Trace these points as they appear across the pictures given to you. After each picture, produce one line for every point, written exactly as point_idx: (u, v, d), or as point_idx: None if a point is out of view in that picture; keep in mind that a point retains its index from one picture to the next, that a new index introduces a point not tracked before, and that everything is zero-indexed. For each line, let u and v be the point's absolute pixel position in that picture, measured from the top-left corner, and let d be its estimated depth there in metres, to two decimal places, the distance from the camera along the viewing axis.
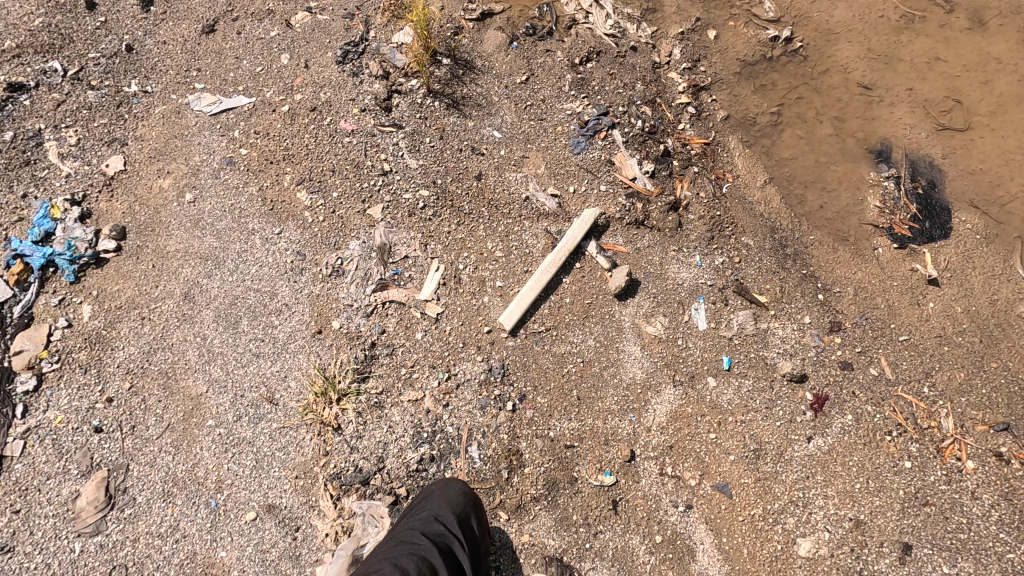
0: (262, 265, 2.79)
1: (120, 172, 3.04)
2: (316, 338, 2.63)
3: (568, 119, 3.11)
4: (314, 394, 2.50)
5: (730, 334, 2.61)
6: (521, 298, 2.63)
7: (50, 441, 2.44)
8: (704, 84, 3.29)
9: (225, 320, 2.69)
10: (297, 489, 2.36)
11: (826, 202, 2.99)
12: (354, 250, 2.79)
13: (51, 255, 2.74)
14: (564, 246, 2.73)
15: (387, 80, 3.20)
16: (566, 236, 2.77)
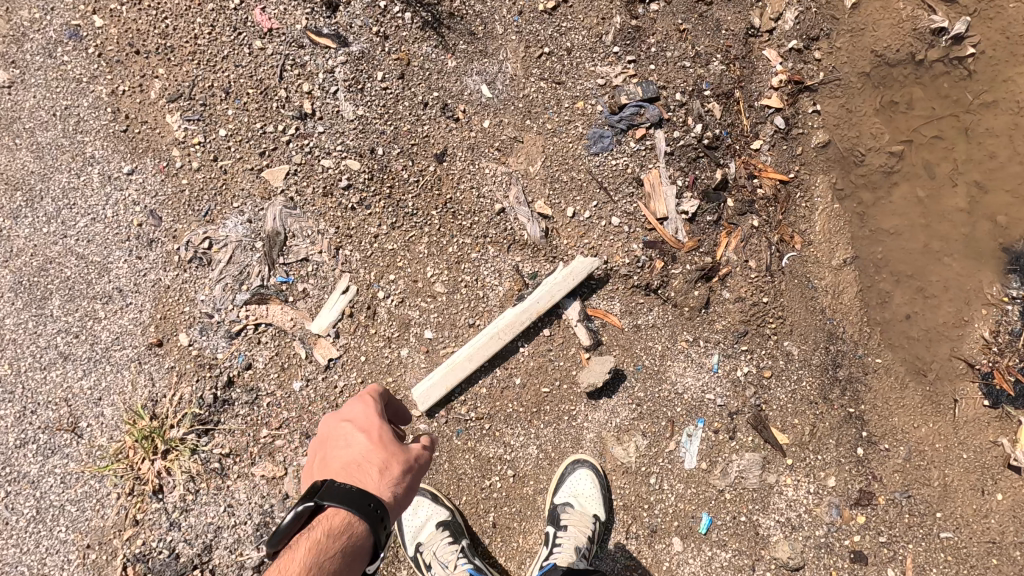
0: (94, 221, 1.89)
1: None
2: (152, 353, 1.84)
3: (596, 93, 2.04)
4: (132, 437, 1.78)
5: (721, 485, 1.88)
6: (449, 370, 1.83)
7: None
8: (812, 82, 2.15)
9: (27, 295, 1.85)
10: (86, 563, 1.74)
11: (915, 312, 2.09)
12: (232, 231, 1.89)
13: None
14: (532, 307, 1.87)
15: None
16: (539, 290, 1.89)
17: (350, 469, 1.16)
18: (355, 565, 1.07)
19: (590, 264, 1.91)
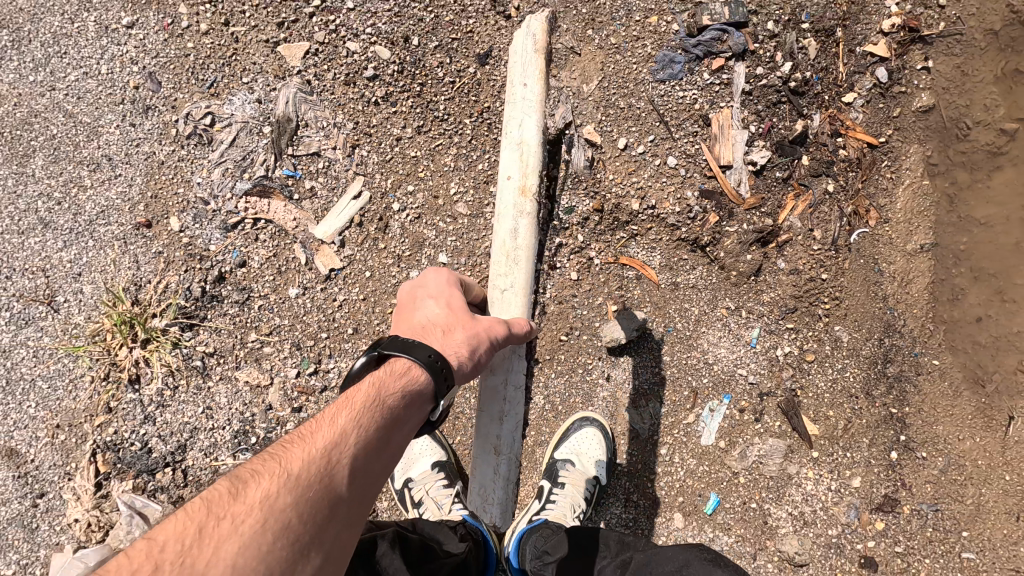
0: (88, 77, 1.68)
1: None
2: (139, 234, 1.67)
3: (672, 9, 1.75)
4: (111, 321, 1.64)
5: (737, 467, 1.72)
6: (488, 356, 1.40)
7: None
8: (929, 31, 1.82)
9: (9, 148, 1.68)
10: (54, 444, 1.65)
11: (987, 317, 1.84)
12: (240, 110, 1.68)
13: None
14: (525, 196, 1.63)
15: None
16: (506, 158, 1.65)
17: (423, 331, 1.15)
18: (406, 403, 0.99)
19: (534, 41, 1.68)
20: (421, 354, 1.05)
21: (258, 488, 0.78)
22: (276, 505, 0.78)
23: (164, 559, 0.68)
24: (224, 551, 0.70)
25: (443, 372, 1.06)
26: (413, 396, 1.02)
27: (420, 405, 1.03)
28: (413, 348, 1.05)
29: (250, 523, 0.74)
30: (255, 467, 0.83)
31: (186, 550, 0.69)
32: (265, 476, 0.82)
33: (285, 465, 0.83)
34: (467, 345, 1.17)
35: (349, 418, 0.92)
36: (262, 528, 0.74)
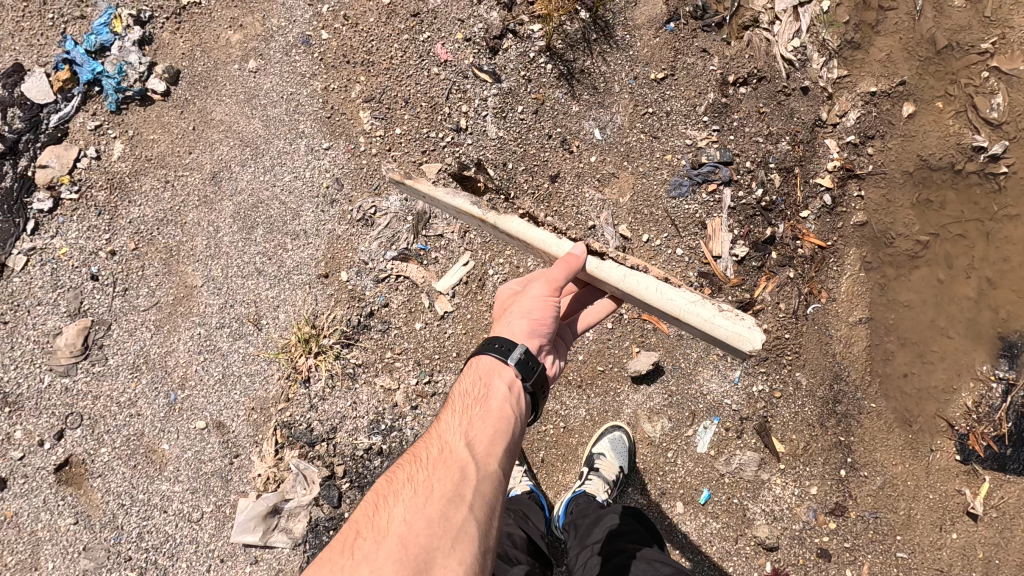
0: (296, 178, 2.57)
1: (193, 3, 2.70)
2: (319, 281, 2.49)
3: (682, 150, 2.61)
4: (296, 338, 2.43)
5: (723, 470, 2.41)
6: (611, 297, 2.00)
7: (50, 269, 2.49)
8: (861, 171, 2.66)
9: (241, 221, 2.55)
10: (249, 420, 2.41)
11: (911, 373, 2.53)
12: (393, 204, 2.53)
13: (100, 75, 2.61)
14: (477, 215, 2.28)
15: (507, 10, 2.68)
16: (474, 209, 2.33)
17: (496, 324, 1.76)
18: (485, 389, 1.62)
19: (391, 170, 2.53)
20: (485, 350, 1.68)
21: (406, 477, 1.43)
22: (418, 480, 1.40)
23: (366, 524, 1.32)
24: (393, 510, 1.33)
25: (506, 347, 1.65)
26: (487, 390, 1.61)
27: (498, 389, 1.61)
28: (483, 347, 1.68)
29: (404, 491, 1.37)
30: (405, 466, 1.49)
31: (375, 514, 1.34)
32: (411, 468, 1.46)
33: (417, 460, 1.48)
34: (523, 311, 1.71)
35: (447, 426, 1.54)
36: (414, 491, 1.36)
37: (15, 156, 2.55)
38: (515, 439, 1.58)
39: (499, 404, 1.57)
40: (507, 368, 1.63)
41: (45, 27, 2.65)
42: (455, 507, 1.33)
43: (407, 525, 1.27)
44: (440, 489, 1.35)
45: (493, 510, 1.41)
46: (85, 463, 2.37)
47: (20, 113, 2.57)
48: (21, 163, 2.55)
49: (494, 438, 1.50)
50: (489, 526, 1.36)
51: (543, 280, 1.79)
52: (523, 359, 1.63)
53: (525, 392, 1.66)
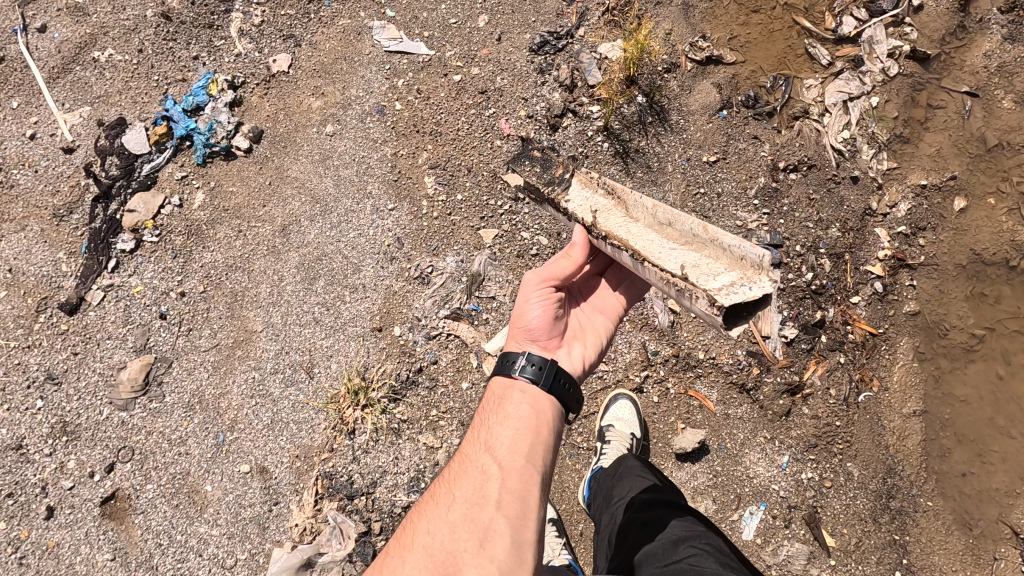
0: (360, 235, 2.71)
1: (282, 72, 2.97)
2: (373, 334, 2.57)
3: (732, 231, 2.68)
4: (345, 389, 2.49)
5: (769, 560, 2.31)
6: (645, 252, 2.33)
7: (123, 305, 2.64)
8: (913, 261, 2.68)
9: (304, 272, 2.68)
10: (292, 468, 2.43)
11: (970, 472, 2.43)
12: (449, 265, 2.64)
13: (192, 131, 2.85)
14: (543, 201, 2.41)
15: (569, 92, 2.88)
16: None
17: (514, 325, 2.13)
18: (504, 398, 1.89)
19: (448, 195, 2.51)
20: (500, 367, 1.96)
21: (438, 495, 1.73)
22: (447, 495, 1.69)
23: (407, 538, 1.64)
24: (425, 524, 1.64)
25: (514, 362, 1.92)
26: (503, 402, 1.88)
27: (513, 397, 1.87)
28: (499, 365, 1.97)
29: (434, 509, 1.67)
30: (440, 484, 1.79)
31: (414, 529, 1.65)
32: (443, 486, 1.76)
33: (447, 478, 1.78)
34: (525, 314, 2.05)
35: (473, 441, 1.84)
36: (442, 507, 1.66)
37: (107, 200, 2.77)
38: (541, 439, 1.79)
39: (514, 410, 1.82)
40: (516, 380, 1.90)
41: (150, 87, 2.95)
42: (481, 512, 1.58)
43: (436, 533, 1.58)
44: (463, 496, 1.63)
45: (522, 503, 1.62)
46: (130, 498, 2.41)
47: (118, 161, 2.82)
48: (112, 207, 2.76)
49: (512, 442, 1.74)
50: (517, 519, 1.58)
51: (537, 278, 2.09)
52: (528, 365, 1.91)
53: (541, 395, 1.88)
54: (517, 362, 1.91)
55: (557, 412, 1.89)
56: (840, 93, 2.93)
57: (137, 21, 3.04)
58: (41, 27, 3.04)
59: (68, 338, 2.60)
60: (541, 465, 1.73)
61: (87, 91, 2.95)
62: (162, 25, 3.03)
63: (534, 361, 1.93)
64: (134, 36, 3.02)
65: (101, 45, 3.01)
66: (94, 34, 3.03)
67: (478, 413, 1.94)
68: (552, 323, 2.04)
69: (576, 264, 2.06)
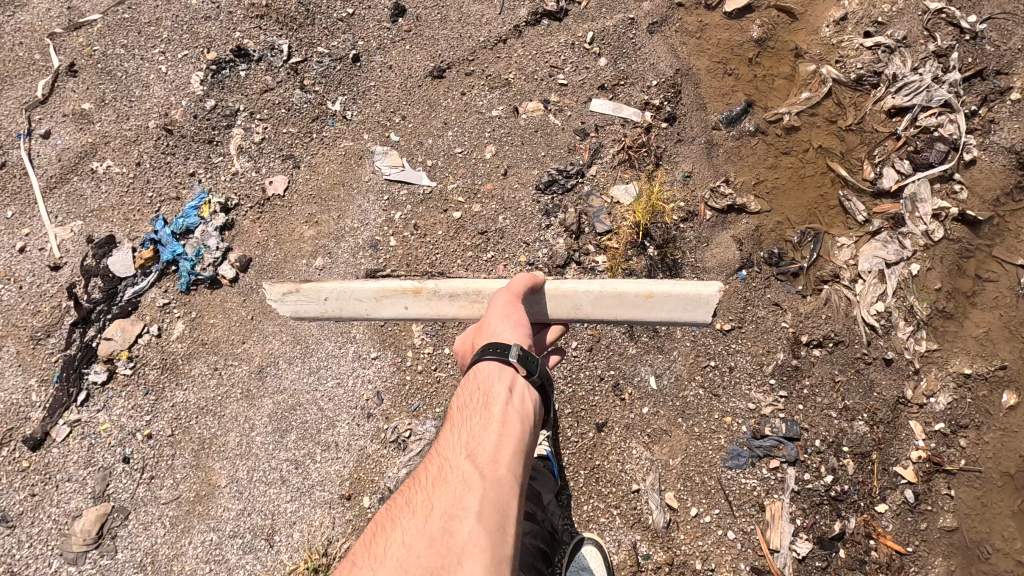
0: (338, 385, 2.54)
1: (277, 195, 2.85)
2: (341, 502, 2.39)
3: (744, 414, 2.41)
4: (304, 565, 2.30)
5: None
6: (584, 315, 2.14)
7: (88, 444, 2.52)
8: (952, 466, 2.35)
9: (276, 422, 2.52)
10: None
11: None
12: (428, 429, 2.45)
13: (179, 256, 2.74)
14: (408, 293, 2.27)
15: (574, 239, 2.69)
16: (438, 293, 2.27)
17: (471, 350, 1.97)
18: (484, 390, 1.77)
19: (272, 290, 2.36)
20: (481, 356, 1.82)
21: (409, 501, 1.57)
22: (419, 502, 1.53)
23: (368, 547, 1.48)
24: (393, 532, 1.48)
25: (500, 351, 1.79)
26: (487, 399, 1.72)
27: (499, 394, 1.73)
28: (478, 355, 1.84)
29: (401, 518, 1.52)
30: (409, 487, 1.65)
31: (377, 537, 1.49)
32: (411, 493, 1.61)
33: (418, 483, 1.63)
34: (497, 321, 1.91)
35: (450, 442, 1.69)
36: (412, 515, 1.49)
37: (86, 325, 2.67)
38: (526, 440, 1.67)
39: (499, 410, 1.68)
40: (505, 371, 1.76)
41: (143, 203, 2.86)
42: (460, 523, 1.42)
43: (411, 548, 1.39)
44: (441, 506, 1.46)
45: (502, 518, 1.47)
46: None
47: (101, 284, 2.73)
48: (89, 333, 2.66)
49: (497, 450, 1.60)
50: (500, 527, 1.43)
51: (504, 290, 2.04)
52: (522, 355, 1.78)
53: (527, 394, 1.78)
54: (503, 351, 1.78)
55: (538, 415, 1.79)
56: (877, 256, 2.65)
57: (139, 132, 2.98)
58: (44, 133, 3.00)
59: (27, 477, 2.48)
60: (524, 471, 1.60)
61: (80, 204, 2.88)
62: (162, 138, 2.96)
63: (524, 352, 1.80)
64: (134, 148, 2.95)
65: (101, 155, 2.95)
66: (95, 143, 2.97)
67: (456, 408, 1.82)
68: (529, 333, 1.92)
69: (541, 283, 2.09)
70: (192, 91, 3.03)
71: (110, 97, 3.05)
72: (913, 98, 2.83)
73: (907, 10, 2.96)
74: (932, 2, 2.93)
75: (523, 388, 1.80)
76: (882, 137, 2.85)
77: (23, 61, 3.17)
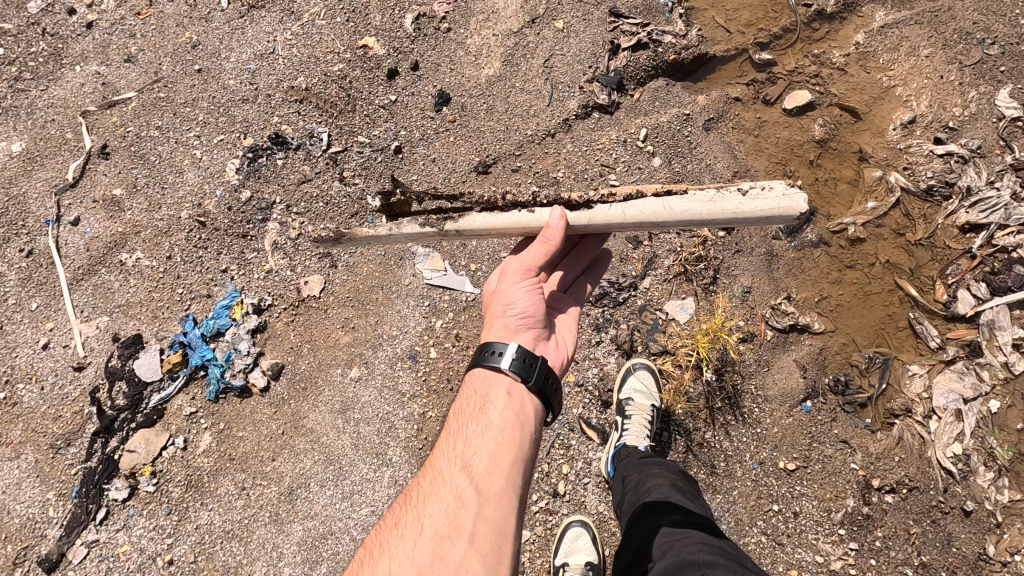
0: (373, 513, 2.39)
1: (312, 297, 2.72)
2: None
3: (810, 568, 2.25)
4: None
5: None
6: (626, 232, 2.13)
7: (105, 568, 2.37)
8: None
9: (306, 552, 2.36)
10: None
11: None
12: None
13: (208, 360, 2.61)
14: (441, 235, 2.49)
15: (627, 357, 2.53)
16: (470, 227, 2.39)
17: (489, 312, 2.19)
18: (482, 399, 1.89)
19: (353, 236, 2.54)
20: (480, 365, 1.96)
21: (400, 517, 1.61)
22: (411, 518, 1.58)
23: (360, 568, 1.50)
24: (384, 551, 1.51)
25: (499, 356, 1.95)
26: (484, 407, 1.84)
27: (495, 402, 1.86)
28: (478, 361, 1.98)
29: (392, 538, 1.54)
30: (402, 501, 1.69)
31: (368, 556, 1.52)
32: (401, 510, 1.65)
33: (409, 500, 1.68)
34: (510, 305, 2.06)
35: (446, 454, 1.77)
36: (403, 533, 1.54)
37: (108, 434, 2.52)
38: (521, 451, 1.78)
39: (497, 418, 1.80)
40: (502, 376, 1.91)
41: (172, 300, 2.74)
42: (454, 544, 1.48)
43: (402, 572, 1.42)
44: (434, 526, 1.51)
45: (499, 529, 1.55)
46: None
47: (125, 389, 2.59)
48: (111, 444, 2.52)
49: (493, 460, 1.70)
50: (495, 542, 1.51)
51: (518, 266, 2.11)
52: (517, 362, 1.92)
53: (529, 397, 1.92)
54: (503, 357, 1.93)
55: (538, 416, 1.92)
56: (952, 390, 2.47)
57: (170, 222, 2.86)
58: (73, 220, 2.89)
59: None
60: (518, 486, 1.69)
61: (107, 298, 2.76)
62: (194, 230, 2.84)
63: (522, 356, 1.94)
64: (164, 240, 2.83)
65: (130, 246, 2.83)
66: (124, 233, 2.85)
67: (450, 423, 1.89)
68: (537, 314, 2.08)
69: (554, 247, 2.06)
70: (227, 179, 2.91)
71: (142, 183, 2.94)
72: (988, 216, 2.66)
73: (980, 116, 2.80)
74: (1009, 109, 2.77)
75: (521, 393, 1.92)
76: (955, 255, 2.68)
77: (54, 139, 3.08)
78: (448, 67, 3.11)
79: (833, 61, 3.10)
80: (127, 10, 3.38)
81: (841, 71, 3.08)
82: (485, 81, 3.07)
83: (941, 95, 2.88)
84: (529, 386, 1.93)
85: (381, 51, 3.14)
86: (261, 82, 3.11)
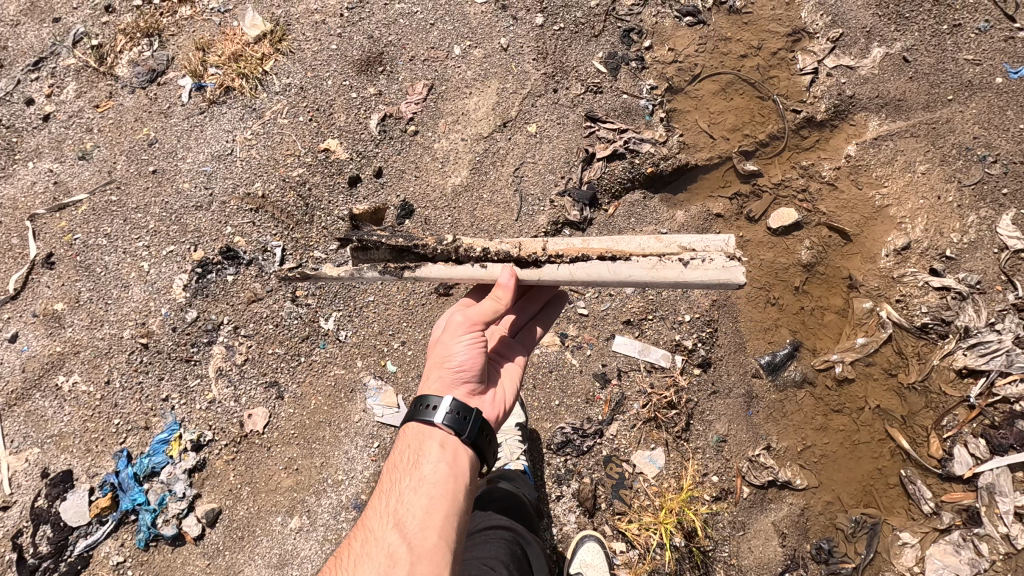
0: None
1: (256, 432, 2.55)
2: None
3: None
4: None
5: None
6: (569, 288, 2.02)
7: None
8: None
9: None
10: None
11: None
12: None
13: (139, 504, 2.42)
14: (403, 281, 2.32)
15: (588, 516, 2.33)
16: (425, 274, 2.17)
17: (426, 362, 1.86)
18: (416, 448, 1.67)
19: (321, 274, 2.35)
20: (410, 420, 1.73)
21: None
22: None
23: None
24: None
25: (430, 409, 1.70)
26: (417, 459, 1.64)
27: (428, 454, 1.64)
28: (407, 415, 1.74)
29: None
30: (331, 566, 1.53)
31: None
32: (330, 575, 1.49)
33: (338, 565, 1.51)
34: (449, 356, 1.77)
35: (377, 513, 1.58)
36: None
37: None
38: (459, 501, 1.58)
39: (430, 471, 1.60)
40: (434, 429, 1.67)
41: (107, 431, 2.56)
42: None
43: None
44: None
45: None
46: None
47: (49, 534, 2.40)
48: None
49: (426, 517, 1.51)
50: None
51: (462, 317, 1.79)
52: (451, 415, 1.68)
53: (462, 448, 1.68)
54: (434, 410, 1.68)
55: (472, 470, 1.69)
56: (946, 564, 2.25)
57: (112, 342, 2.69)
58: (11, 336, 2.74)
59: None
60: (455, 542, 1.50)
61: (40, 427, 2.59)
62: (136, 351, 2.67)
63: (457, 408, 1.70)
64: (104, 362, 2.66)
65: (68, 368, 2.67)
66: (62, 353, 2.69)
67: (383, 478, 1.69)
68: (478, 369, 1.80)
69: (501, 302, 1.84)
70: (173, 296, 2.75)
71: (85, 297, 2.79)
72: (990, 361, 2.42)
73: (980, 245, 2.57)
74: (1012, 239, 2.54)
75: (456, 445, 1.69)
76: (952, 403, 2.44)
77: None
78: (413, 174, 2.95)
79: (822, 174, 2.90)
80: (86, 101, 3.24)
81: (831, 186, 2.88)
82: (451, 190, 2.91)
83: (939, 218, 2.65)
84: (463, 438, 1.69)
85: (343, 155, 2.99)
86: (216, 187, 2.96)
